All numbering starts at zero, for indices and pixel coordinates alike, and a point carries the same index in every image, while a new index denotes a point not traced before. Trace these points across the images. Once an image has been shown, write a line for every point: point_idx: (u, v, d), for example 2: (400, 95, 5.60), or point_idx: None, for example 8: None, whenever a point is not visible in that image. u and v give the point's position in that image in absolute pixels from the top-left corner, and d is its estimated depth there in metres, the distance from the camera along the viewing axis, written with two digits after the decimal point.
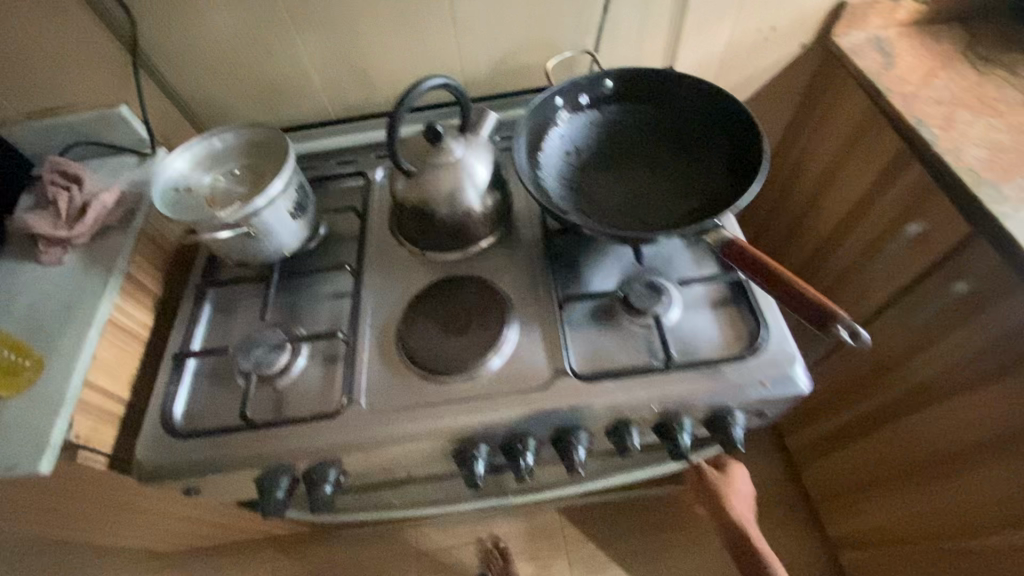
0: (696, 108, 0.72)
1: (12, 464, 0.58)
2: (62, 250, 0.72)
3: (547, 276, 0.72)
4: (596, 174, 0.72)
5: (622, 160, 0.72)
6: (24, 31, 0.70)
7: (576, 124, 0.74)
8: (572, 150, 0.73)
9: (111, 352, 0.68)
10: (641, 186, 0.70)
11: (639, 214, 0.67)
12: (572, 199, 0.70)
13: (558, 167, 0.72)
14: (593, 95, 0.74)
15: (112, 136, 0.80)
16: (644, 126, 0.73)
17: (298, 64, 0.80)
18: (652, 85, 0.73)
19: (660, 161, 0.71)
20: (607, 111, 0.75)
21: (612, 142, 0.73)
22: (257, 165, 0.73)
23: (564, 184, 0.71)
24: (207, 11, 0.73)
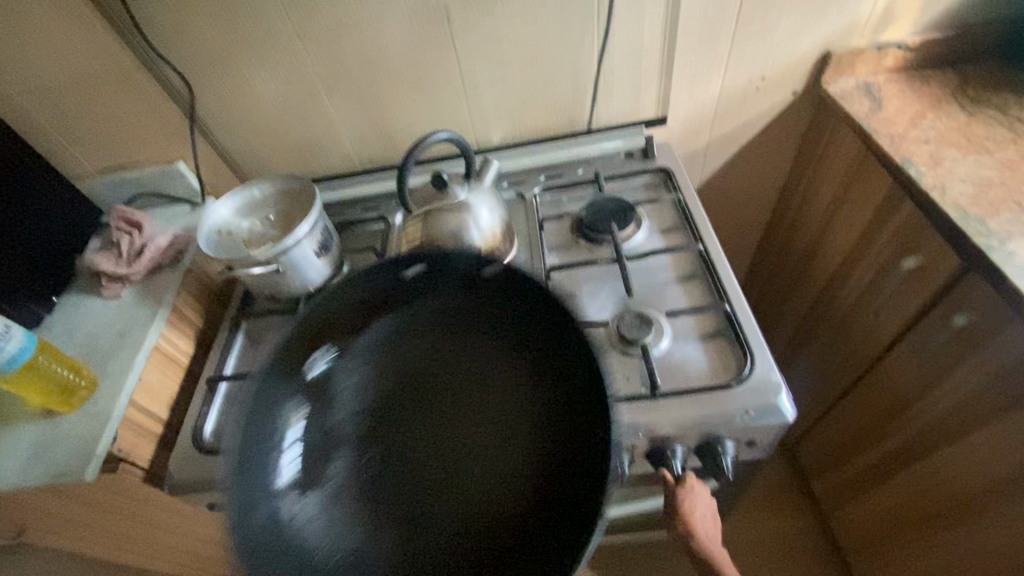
0: (577, 347, 0.56)
1: (65, 472, 0.65)
2: (121, 285, 0.82)
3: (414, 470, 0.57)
4: (404, 367, 0.64)
5: (467, 380, 0.62)
6: (106, 105, 0.83)
7: (421, 318, 0.66)
8: (407, 358, 0.64)
9: (154, 374, 0.76)
10: (476, 399, 0.61)
11: (452, 474, 0.57)
12: (377, 401, 0.62)
13: (416, 339, 0.65)
14: (467, 283, 0.65)
15: (170, 187, 0.93)
16: (474, 333, 0.64)
17: (330, 124, 0.90)
18: (529, 287, 0.60)
19: (533, 377, 0.60)
20: (484, 289, 0.65)
21: (437, 340, 0.65)
22: (288, 211, 0.83)
23: (364, 376, 0.63)
24: (256, 83, 0.84)
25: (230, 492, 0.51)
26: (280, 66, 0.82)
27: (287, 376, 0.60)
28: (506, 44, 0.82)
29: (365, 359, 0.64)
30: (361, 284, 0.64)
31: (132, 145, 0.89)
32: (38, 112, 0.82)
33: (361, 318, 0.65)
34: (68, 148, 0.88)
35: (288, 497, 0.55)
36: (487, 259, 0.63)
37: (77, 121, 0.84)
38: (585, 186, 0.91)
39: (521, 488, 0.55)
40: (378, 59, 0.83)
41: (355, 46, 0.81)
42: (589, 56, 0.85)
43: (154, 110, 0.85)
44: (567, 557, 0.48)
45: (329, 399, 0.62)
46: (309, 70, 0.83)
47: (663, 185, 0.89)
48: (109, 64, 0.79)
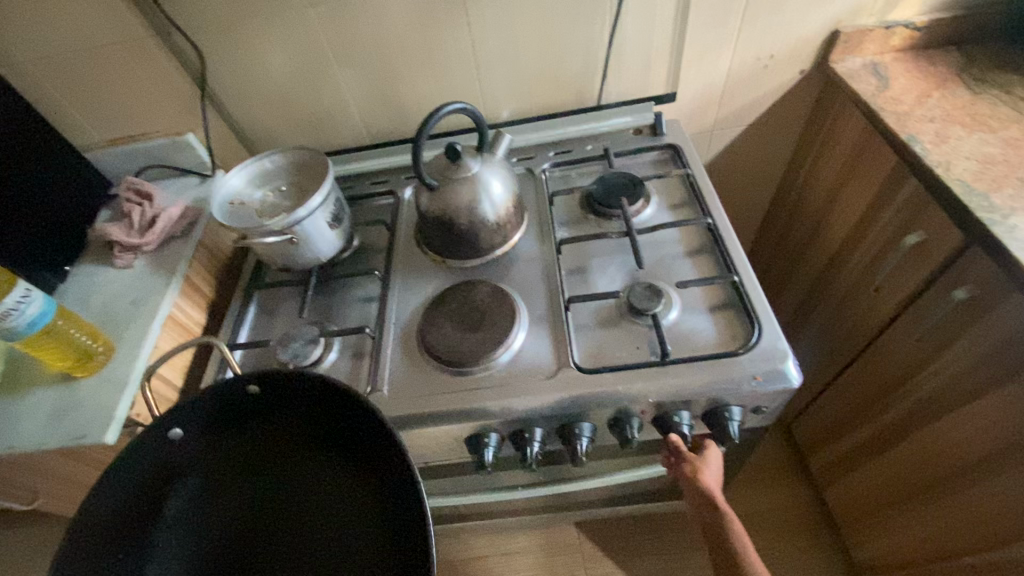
0: (370, 434, 0.57)
1: (82, 435, 0.66)
2: (133, 256, 0.83)
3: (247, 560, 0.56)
4: (208, 501, 0.58)
5: (270, 513, 0.58)
6: (115, 74, 0.83)
7: (212, 454, 0.60)
8: (204, 500, 0.58)
9: (168, 342, 0.77)
10: (281, 527, 0.57)
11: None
12: (190, 521, 0.57)
13: (212, 460, 0.60)
14: (230, 403, 0.60)
15: (179, 158, 0.93)
16: (281, 424, 0.61)
17: (341, 97, 0.91)
18: (298, 394, 0.60)
19: (336, 474, 0.59)
20: (259, 407, 0.61)
21: (245, 439, 0.61)
22: (300, 183, 0.83)
23: (179, 537, 0.56)
24: (267, 54, 0.84)
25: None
26: (292, 37, 0.82)
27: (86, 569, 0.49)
28: (518, 17, 0.82)
29: (158, 516, 0.56)
30: (118, 478, 0.53)
31: (141, 115, 0.89)
32: (48, 80, 0.82)
33: (138, 508, 0.55)
34: (77, 118, 0.88)
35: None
36: (247, 378, 0.58)
37: (85, 90, 0.84)
38: (595, 162, 0.91)
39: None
40: (390, 31, 0.83)
41: (367, 17, 0.81)
42: (601, 31, 0.85)
43: (165, 80, 0.85)
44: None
45: (153, 526, 0.56)
46: (320, 41, 0.83)
47: (671, 162, 0.90)
48: (120, 32, 0.78)
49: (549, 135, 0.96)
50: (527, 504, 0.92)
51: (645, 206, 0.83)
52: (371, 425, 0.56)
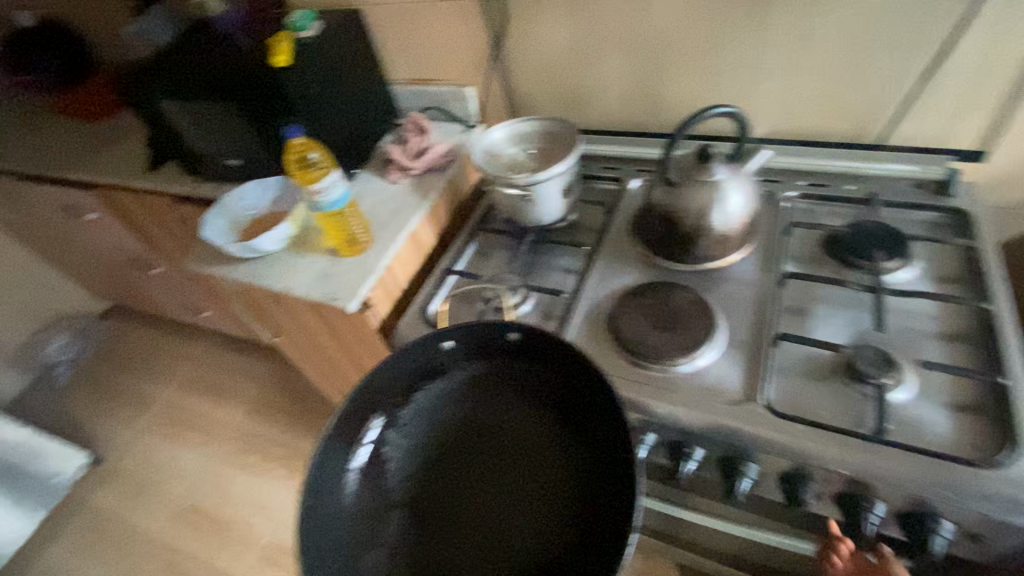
0: (599, 412, 0.61)
1: (335, 297, 0.83)
2: (401, 175, 1.00)
3: (461, 472, 0.64)
4: (446, 409, 0.69)
5: (492, 452, 0.64)
6: (435, 28, 1.00)
7: (463, 373, 0.70)
8: (451, 407, 0.69)
9: (406, 251, 0.92)
10: (494, 460, 0.64)
11: (466, 530, 0.60)
12: (431, 417, 0.68)
13: (457, 379, 0.70)
14: (488, 339, 0.69)
15: (454, 106, 1.09)
16: (520, 372, 0.69)
17: (607, 79, 0.96)
18: (547, 355, 0.66)
19: (553, 435, 0.64)
20: (510, 352, 0.69)
21: (488, 371, 0.70)
22: (547, 151, 0.91)
23: (419, 426, 0.68)
24: (556, 31, 0.93)
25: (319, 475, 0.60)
26: (583, 18, 0.89)
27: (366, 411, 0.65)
28: (815, 35, 0.77)
29: (411, 401, 0.69)
30: (404, 359, 0.67)
31: (440, 65, 1.06)
32: (388, 24, 1.03)
33: (403, 387, 0.69)
34: (395, 57, 1.08)
35: (354, 518, 0.61)
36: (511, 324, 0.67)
37: (409, 36, 1.03)
38: (851, 205, 0.83)
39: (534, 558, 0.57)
40: (677, 26, 0.84)
41: (659, 12, 0.84)
42: (910, 66, 0.75)
43: (468, 36, 0.99)
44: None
45: (406, 406, 0.69)
46: (606, 27, 0.89)
47: (951, 229, 0.77)
48: None
49: (804, 165, 0.89)
50: (645, 521, 0.91)
51: (904, 268, 0.72)
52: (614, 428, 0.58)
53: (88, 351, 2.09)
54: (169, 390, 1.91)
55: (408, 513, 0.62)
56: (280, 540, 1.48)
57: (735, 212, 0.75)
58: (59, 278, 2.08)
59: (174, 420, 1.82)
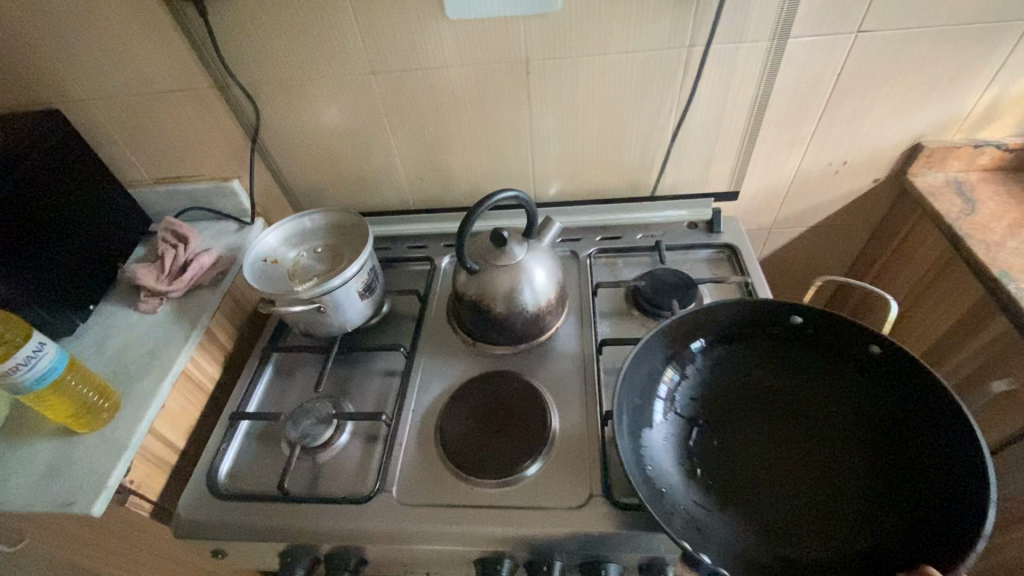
0: (874, 371, 0.62)
1: (70, 502, 0.61)
2: (158, 301, 0.80)
3: (783, 462, 0.60)
4: (746, 387, 0.67)
5: (782, 416, 0.64)
6: (172, 120, 0.83)
7: (728, 348, 0.70)
8: (726, 361, 0.69)
9: (178, 400, 0.73)
10: (817, 442, 0.61)
11: (744, 476, 0.60)
12: (713, 404, 0.66)
13: (734, 350, 0.69)
14: (774, 321, 0.68)
15: (221, 203, 0.92)
16: (839, 338, 0.65)
17: (392, 158, 0.88)
18: (835, 330, 0.65)
19: (838, 385, 0.64)
20: (798, 335, 0.68)
21: (784, 355, 0.68)
22: (336, 247, 0.81)
23: (742, 422, 0.64)
24: (320, 113, 0.83)
25: (628, 441, 0.59)
26: (347, 99, 0.81)
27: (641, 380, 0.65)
28: (579, 103, 0.79)
29: (700, 370, 0.69)
30: (722, 306, 0.68)
31: (191, 160, 0.89)
32: (106, 120, 0.83)
33: (674, 346, 0.69)
34: (128, 156, 0.88)
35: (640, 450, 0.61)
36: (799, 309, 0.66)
37: (140, 132, 0.85)
38: (645, 253, 0.87)
39: (853, 508, 0.56)
40: (449, 102, 0.80)
41: (427, 89, 0.79)
42: (664, 124, 0.81)
43: (218, 127, 0.84)
44: (916, 551, 0.51)
45: (677, 381, 0.68)
46: (375, 107, 0.82)
47: (727, 263, 0.85)
48: (180, 82, 0.78)
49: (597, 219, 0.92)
50: None
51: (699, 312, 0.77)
52: (885, 382, 0.61)
53: None
54: None
55: (701, 466, 0.61)
56: None
57: (541, 292, 0.72)
58: None
59: None
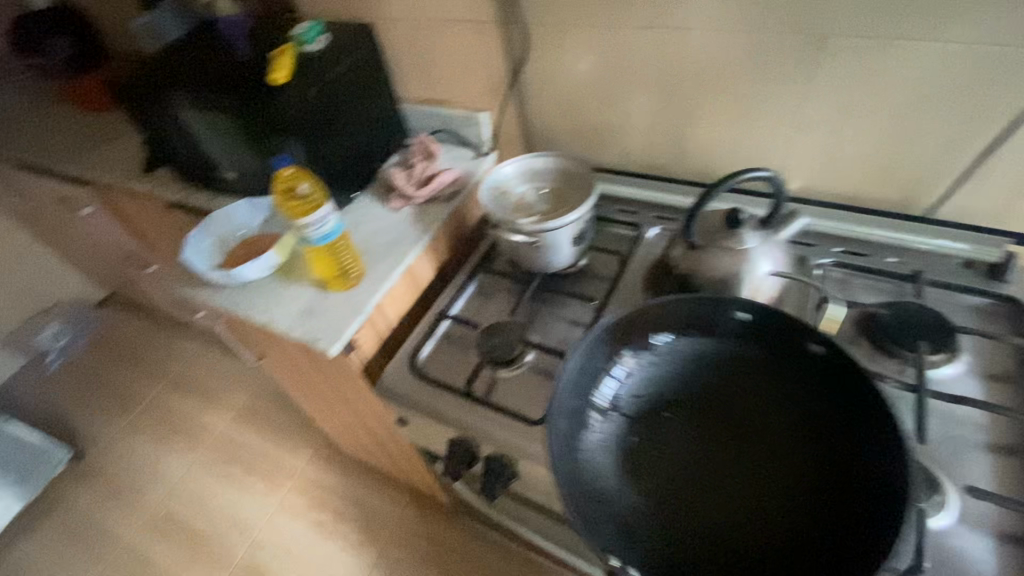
0: (841, 416, 0.57)
1: (317, 338, 0.77)
2: (403, 203, 0.94)
3: (683, 489, 0.57)
4: (693, 402, 0.62)
5: (722, 430, 0.60)
6: (451, 49, 0.93)
7: (698, 350, 0.65)
8: (676, 350, 0.65)
9: (400, 288, 0.86)
10: (833, 528, 0.52)
11: (652, 461, 0.59)
12: (700, 431, 0.60)
13: (695, 352, 0.65)
14: (759, 334, 0.63)
15: (467, 131, 1.02)
16: (820, 385, 0.59)
17: (633, 119, 0.88)
18: (836, 374, 0.58)
19: (792, 427, 0.58)
20: (788, 360, 0.62)
21: (719, 367, 0.64)
22: (560, 191, 0.84)
23: (662, 419, 0.61)
24: (578, 62, 0.86)
25: (565, 422, 0.60)
26: (608, 52, 0.82)
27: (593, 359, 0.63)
28: (868, 94, 0.69)
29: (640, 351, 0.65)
30: (688, 300, 0.64)
31: (454, 88, 0.99)
32: (401, 41, 0.96)
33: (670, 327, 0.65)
34: (407, 74, 1.01)
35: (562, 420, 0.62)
36: (742, 304, 0.62)
37: (423, 56, 0.96)
38: (891, 280, 0.75)
39: (738, 550, 0.53)
40: (714, 70, 0.77)
41: (694, 54, 0.76)
42: (974, 138, 0.67)
43: (486, 61, 0.92)
44: None
45: (631, 363, 0.65)
46: (633, 64, 0.81)
47: (1003, 320, 0.70)
48: (469, 15, 0.87)
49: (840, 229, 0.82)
50: None
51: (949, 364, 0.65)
52: (765, 410, 0.60)
53: (84, 339, 2.06)
54: (159, 388, 1.87)
55: (623, 437, 0.61)
56: (256, 558, 1.43)
57: (762, 286, 0.67)
58: (60, 264, 2.05)
59: (162, 419, 1.78)
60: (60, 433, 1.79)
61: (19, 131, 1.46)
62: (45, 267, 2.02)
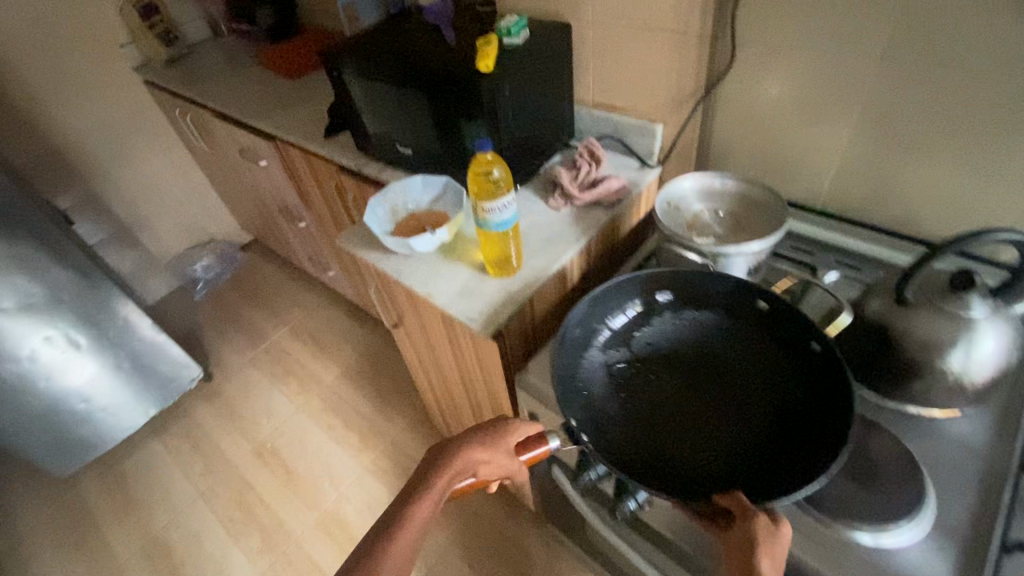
0: (805, 389, 0.64)
1: (474, 321, 0.78)
2: (564, 203, 0.94)
3: (643, 395, 0.67)
4: (675, 344, 0.72)
5: (723, 395, 0.66)
6: (642, 59, 0.91)
7: (708, 320, 0.73)
8: (698, 323, 0.73)
9: (552, 286, 0.86)
10: (719, 419, 0.63)
11: (670, 418, 0.64)
12: (663, 355, 0.71)
13: (695, 315, 0.74)
14: (756, 314, 0.71)
15: (637, 142, 1.00)
16: (757, 339, 0.70)
17: (832, 153, 0.81)
18: (806, 350, 0.66)
19: (747, 377, 0.67)
20: (762, 329, 0.71)
21: (707, 331, 0.73)
22: (739, 217, 0.80)
23: (642, 350, 0.72)
24: (777, 86, 0.81)
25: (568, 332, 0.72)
26: (814, 79, 0.77)
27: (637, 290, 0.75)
28: None
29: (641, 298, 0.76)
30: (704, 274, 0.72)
31: (634, 97, 0.97)
32: (591, 44, 0.95)
33: (665, 287, 0.75)
34: (586, 78, 1.01)
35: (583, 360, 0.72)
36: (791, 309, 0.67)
37: (609, 62, 0.95)
38: None
39: (686, 459, 0.61)
40: (955, 115, 0.68)
41: (937, 93, 0.68)
42: None
43: (676, 74, 0.89)
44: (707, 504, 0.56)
45: (641, 313, 0.75)
46: (841, 94, 0.76)
47: None
48: (674, 27, 0.84)
49: None
50: None
51: None
52: (813, 407, 0.62)
53: (226, 275, 2.30)
54: (280, 332, 2.04)
55: (621, 379, 0.69)
56: (341, 509, 1.52)
57: (983, 365, 0.58)
58: (220, 206, 2.31)
59: (278, 361, 1.94)
60: (195, 354, 2.01)
61: (221, 86, 1.66)
62: (209, 207, 2.28)
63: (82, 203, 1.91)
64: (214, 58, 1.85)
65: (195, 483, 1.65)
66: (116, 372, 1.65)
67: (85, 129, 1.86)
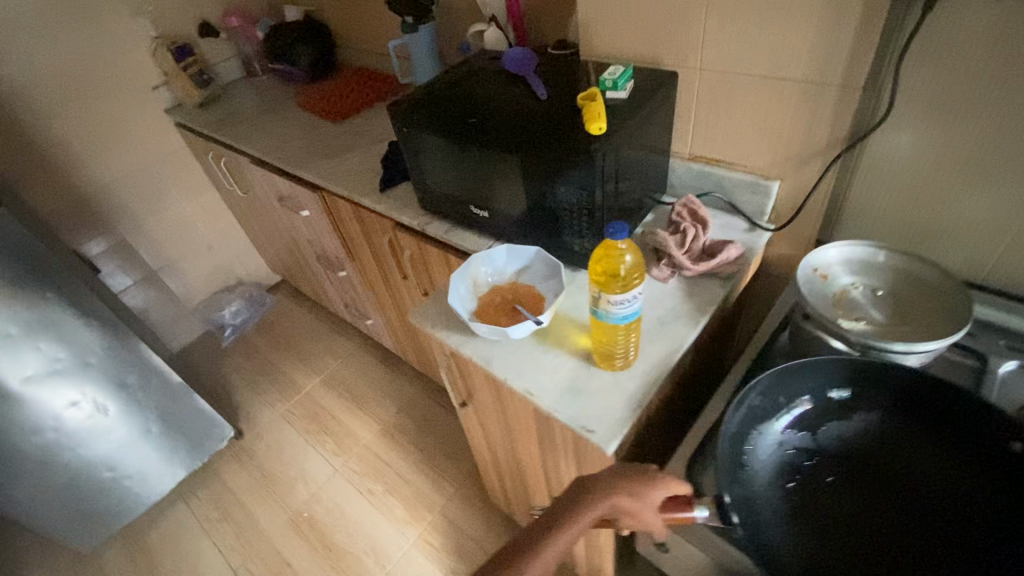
0: None
1: (590, 429, 0.64)
2: (671, 273, 0.81)
3: (825, 518, 0.56)
4: (860, 451, 0.61)
5: (933, 531, 0.54)
6: (763, 110, 0.80)
7: (902, 428, 0.61)
8: (892, 438, 0.61)
9: (670, 378, 0.73)
10: (930, 562, 0.51)
11: (863, 552, 0.53)
12: (846, 466, 0.60)
13: (885, 419, 0.62)
14: (971, 432, 0.58)
15: (747, 200, 0.89)
16: (971, 463, 0.57)
17: (1005, 218, 0.69)
18: None
19: (963, 511, 0.54)
20: (978, 453, 0.57)
21: (900, 441, 0.61)
22: (901, 300, 0.68)
23: (820, 453, 0.61)
24: (921, 142, 0.70)
25: (736, 424, 0.61)
26: (962, 134, 0.67)
27: (833, 376, 0.63)
28: None
29: (822, 389, 0.64)
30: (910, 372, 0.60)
31: (745, 150, 0.85)
32: (698, 93, 0.84)
33: (855, 380, 0.63)
34: (687, 129, 0.90)
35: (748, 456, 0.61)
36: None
37: (719, 112, 0.84)
38: None
39: None
40: None
41: None
42: None
43: (805, 127, 0.77)
44: None
45: (817, 407, 0.64)
46: (998, 154, 0.65)
47: None
48: (809, 76, 0.73)
49: None
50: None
51: None
52: None
53: (255, 320, 2.20)
54: (313, 383, 1.92)
55: (796, 488, 0.59)
56: None
57: None
58: (250, 248, 2.22)
59: (313, 416, 1.81)
60: (224, 407, 1.90)
61: (259, 129, 1.57)
62: (239, 249, 2.19)
63: (111, 250, 1.83)
64: (250, 99, 1.77)
65: (226, 557, 1.51)
66: (145, 435, 1.54)
67: (116, 175, 1.78)
